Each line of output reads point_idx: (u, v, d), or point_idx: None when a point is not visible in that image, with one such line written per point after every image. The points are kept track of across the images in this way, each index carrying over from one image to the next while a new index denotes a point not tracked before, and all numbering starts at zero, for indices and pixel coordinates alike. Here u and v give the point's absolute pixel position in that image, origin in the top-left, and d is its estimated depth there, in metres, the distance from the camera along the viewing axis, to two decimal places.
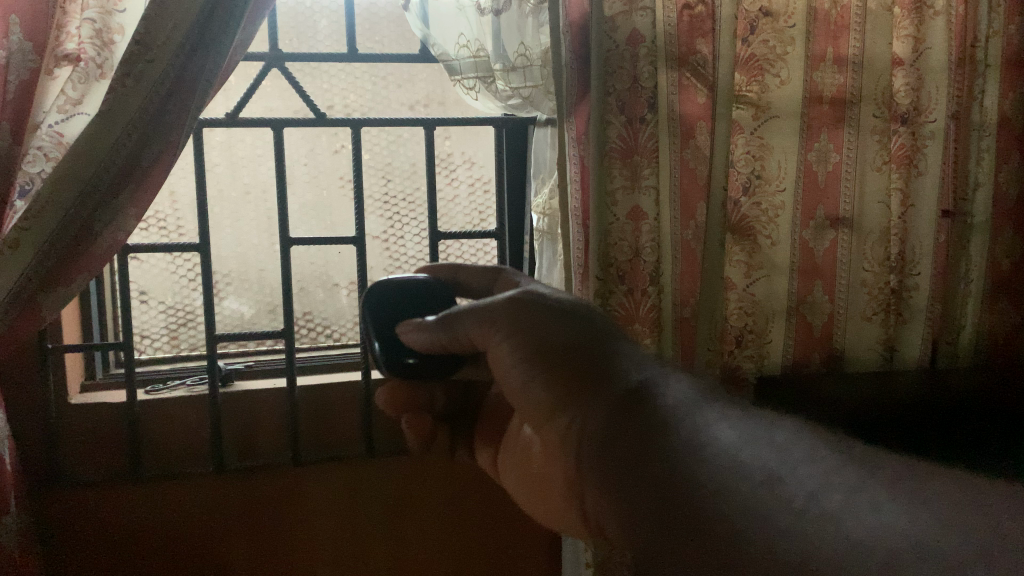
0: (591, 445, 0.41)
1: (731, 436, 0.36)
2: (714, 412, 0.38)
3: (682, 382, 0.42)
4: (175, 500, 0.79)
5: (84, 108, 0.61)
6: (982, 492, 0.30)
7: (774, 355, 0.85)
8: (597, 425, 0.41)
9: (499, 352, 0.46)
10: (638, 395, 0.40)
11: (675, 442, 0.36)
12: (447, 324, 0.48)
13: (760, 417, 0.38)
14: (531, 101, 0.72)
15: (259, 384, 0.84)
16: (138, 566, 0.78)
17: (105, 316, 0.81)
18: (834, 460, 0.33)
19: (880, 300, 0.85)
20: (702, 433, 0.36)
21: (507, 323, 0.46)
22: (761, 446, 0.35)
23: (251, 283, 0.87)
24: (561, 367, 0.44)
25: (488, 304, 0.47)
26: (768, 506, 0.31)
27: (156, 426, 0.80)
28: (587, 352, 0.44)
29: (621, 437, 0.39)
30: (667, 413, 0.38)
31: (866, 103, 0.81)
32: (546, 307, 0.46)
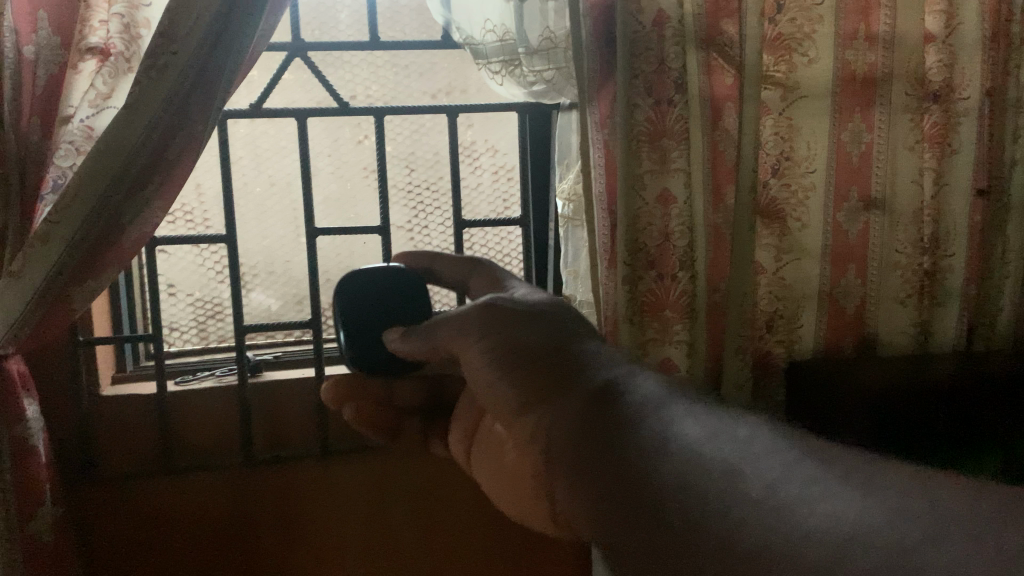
0: (556, 439, 0.41)
1: (696, 431, 0.36)
2: (680, 408, 0.38)
3: (649, 380, 0.42)
4: (207, 491, 0.79)
5: (114, 102, 0.61)
6: (937, 487, 0.30)
7: (805, 340, 0.84)
8: (562, 420, 0.41)
9: (473, 359, 0.46)
10: (607, 393, 0.41)
11: (642, 441, 0.36)
12: (426, 334, 0.49)
13: (724, 413, 0.38)
14: (554, 85, 0.72)
15: (287, 374, 0.84)
16: (171, 557, 0.79)
17: (134, 309, 0.81)
18: (793, 453, 0.33)
19: (913, 282, 0.84)
20: (669, 432, 0.36)
21: (481, 328, 0.46)
22: (723, 443, 0.35)
23: (278, 275, 0.87)
24: (526, 367, 0.44)
25: (463, 312, 0.47)
26: (730, 497, 0.31)
27: (187, 417, 0.80)
28: (552, 354, 0.45)
29: (588, 435, 0.39)
30: (633, 413, 0.38)
31: (898, 81, 0.80)
32: (517, 314, 0.47)
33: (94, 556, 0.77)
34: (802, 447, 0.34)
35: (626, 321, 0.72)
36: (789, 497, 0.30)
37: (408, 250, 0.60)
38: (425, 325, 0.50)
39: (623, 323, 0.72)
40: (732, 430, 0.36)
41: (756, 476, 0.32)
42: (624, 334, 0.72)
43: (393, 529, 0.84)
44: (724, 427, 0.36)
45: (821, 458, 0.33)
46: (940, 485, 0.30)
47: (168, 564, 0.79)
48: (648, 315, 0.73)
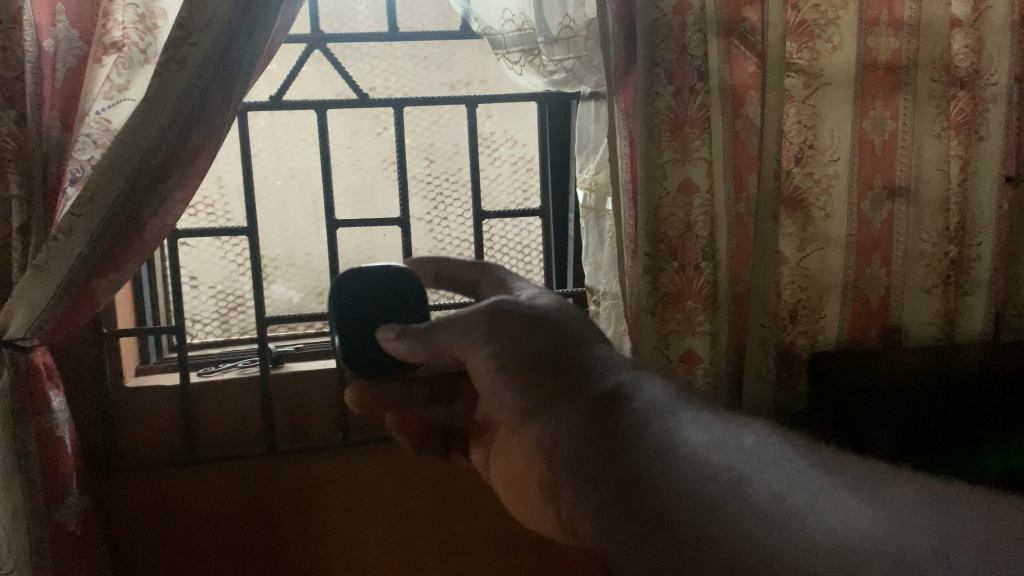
0: (560, 443, 0.42)
1: (702, 437, 0.37)
2: (685, 415, 0.39)
3: (656, 387, 0.43)
4: (230, 481, 0.80)
5: (130, 94, 0.61)
6: (945, 501, 0.30)
7: (829, 331, 0.83)
8: (567, 423, 0.42)
9: (479, 364, 0.47)
10: (611, 397, 0.42)
11: (646, 442, 0.38)
12: (425, 335, 0.49)
13: (730, 420, 0.39)
14: (574, 74, 0.71)
15: (308, 365, 0.84)
16: (195, 547, 0.80)
17: (156, 300, 0.82)
18: (800, 462, 0.34)
19: (939, 271, 0.82)
20: (675, 437, 0.37)
21: (485, 333, 0.46)
22: (727, 451, 0.36)
23: (299, 267, 0.88)
24: (534, 372, 0.45)
25: (464, 315, 0.47)
26: (737, 500, 0.32)
27: (210, 408, 0.81)
28: (558, 359, 0.45)
29: (595, 442, 0.39)
30: (636, 417, 0.40)
31: (924, 67, 0.78)
32: (520, 317, 0.47)
33: (118, 548, 0.78)
34: (809, 458, 0.35)
35: (648, 313, 0.71)
36: (791, 501, 0.31)
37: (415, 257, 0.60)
38: (424, 328, 0.49)
39: (645, 316, 0.71)
40: (737, 438, 0.37)
41: (761, 483, 0.33)
42: (646, 327, 0.71)
43: (415, 523, 0.83)
44: (730, 437, 0.37)
45: (826, 468, 0.33)
46: (945, 500, 0.30)
47: (191, 555, 0.80)
48: (669, 305, 0.72)
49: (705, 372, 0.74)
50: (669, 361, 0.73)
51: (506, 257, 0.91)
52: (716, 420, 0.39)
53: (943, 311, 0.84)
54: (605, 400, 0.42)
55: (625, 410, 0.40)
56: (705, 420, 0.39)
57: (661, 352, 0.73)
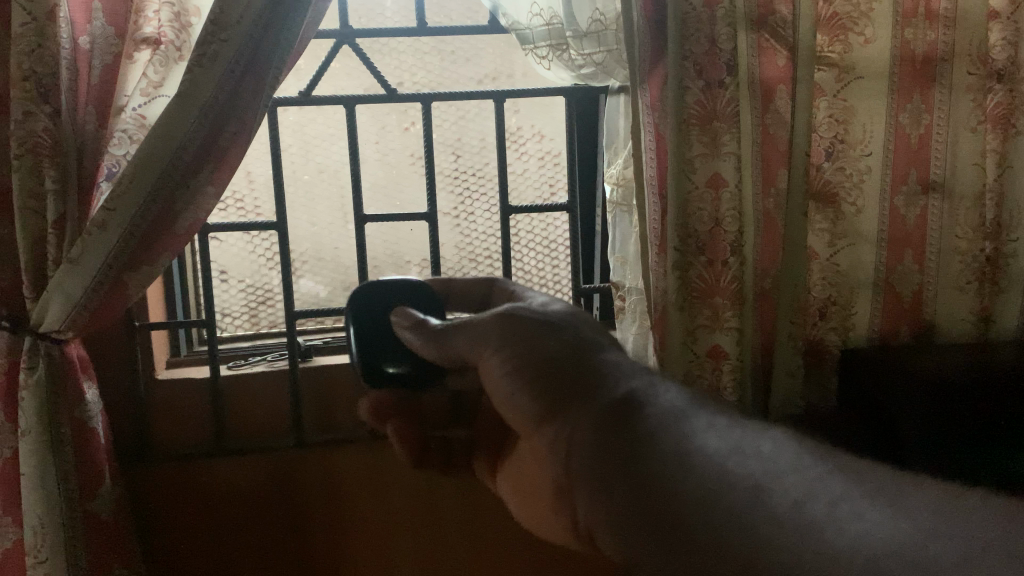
0: (575, 451, 0.41)
1: (717, 444, 0.38)
2: (700, 421, 0.40)
3: (669, 391, 0.43)
4: (258, 473, 0.81)
5: (165, 91, 0.63)
6: (957, 508, 0.32)
7: (859, 328, 0.82)
8: (581, 431, 0.41)
9: (490, 367, 0.46)
10: (627, 405, 0.41)
11: (664, 452, 0.38)
12: (439, 337, 0.49)
13: (744, 426, 0.40)
14: (604, 68, 0.71)
15: (336, 359, 0.85)
16: (225, 537, 0.80)
17: (187, 294, 0.83)
18: (819, 470, 0.36)
19: (973, 268, 0.81)
20: (690, 443, 0.38)
21: (497, 339, 0.46)
22: (747, 457, 0.37)
23: (327, 261, 0.88)
24: (547, 376, 0.44)
25: (478, 322, 0.47)
26: (761, 503, 0.34)
27: (238, 401, 0.82)
28: (572, 362, 0.45)
29: (610, 448, 0.39)
30: (652, 427, 0.39)
31: (959, 60, 0.77)
32: (534, 324, 0.47)
33: (150, 537, 0.79)
34: (825, 468, 0.36)
35: (676, 308, 0.71)
36: (802, 503, 0.33)
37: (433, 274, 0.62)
38: (439, 328, 0.50)
39: (673, 310, 0.71)
40: (756, 442, 0.39)
41: (775, 481, 0.35)
42: (674, 321, 0.71)
43: (446, 513, 0.84)
44: (751, 440, 0.39)
45: (845, 477, 0.35)
46: (958, 511, 0.32)
47: (221, 545, 0.81)
48: (697, 301, 0.72)
49: (731, 369, 0.73)
50: (695, 356, 0.73)
51: (533, 252, 0.91)
52: (739, 426, 0.41)
53: (979, 308, 0.83)
54: (619, 407, 0.41)
55: (640, 416, 0.40)
56: (725, 423, 0.41)
57: (687, 346, 0.72)
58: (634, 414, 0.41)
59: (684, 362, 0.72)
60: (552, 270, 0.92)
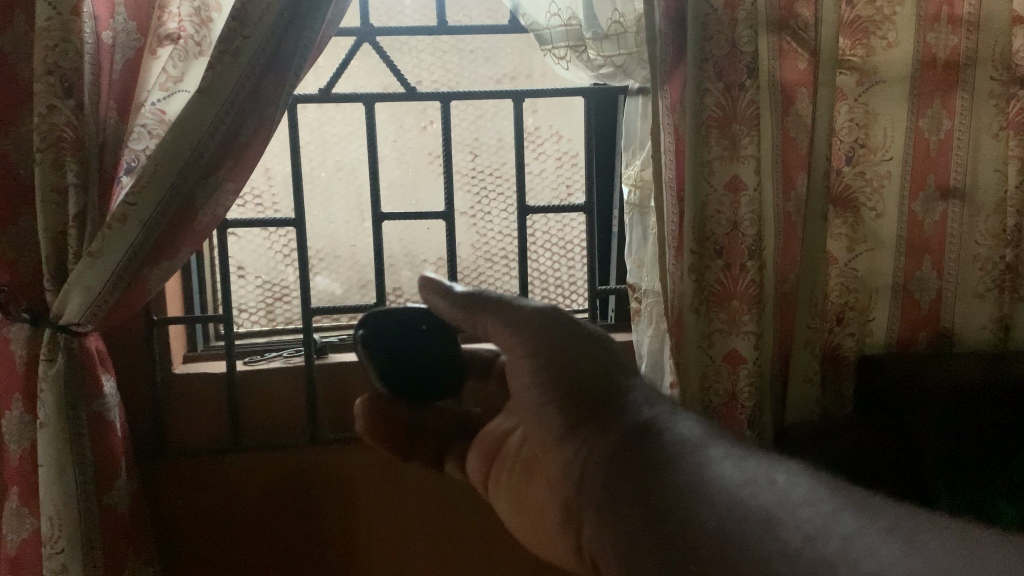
0: (590, 471, 0.41)
1: (733, 473, 0.37)
2: (716, 449, 0.39)
3: (690, 419, 0.43)
4: (272, 469, 0.81)
5: (185, 86, 0.62)
6: (978, 550, 0.31)
7: (877, 334, 0.82)
8: (601, 448, 0.41)
9: (518, 369, 0.46)
10: (647, 429, 0.41)
11: (680, 480, 0.37)
12: (471, 307, 0.49)
13: (760, 456, 0.39)
14: (623, 70, 0.71)
15: (351, 356, 0.85)
16: (239, 532, 0.81)
17: (204, 288, 0.83)
18: (833, 503, 0.35)
19: (994, 275, 0.80)
20: (705, 472, 0.37)
21: (531, 336, 0.46)
22: (762, 486, 0.36)
23: (344, 259, 0.88)
24: (571, 394, 0.44)
25: (516, 312, 0.47)
26: (774, 538, 0.33)
27: (254, 397, 0.82)
28: (599, 381, 0.44)
29: (626, 472, 0.39)
30: (670, 453, 0.39)
31: (983, 65, 0.76)
32: (568, 328, 0.47)
33: (164, 530, 0.80)
34: (842, 498, 0.35)
35: (693, 311, 0.71)
36: (815, 532, 0.33)
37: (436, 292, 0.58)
38: (472, 296, 0.49)
39: (689, 314, 0.71)
40: (773, 466, 0.38)
41: (789, 511, 0.34)
42: (690, 326, 0.71)
43: (459, 513, 0.84)
44: (766, 468, 0.38)
45: (863, 508, 0.34)
46: (978, 551, 0.31)
47: (233, 538, 0.81)
48: (714, 304, 0.72)
49: (748, 374, 0.72)
50: (712, 361, 0.72)
51: (549, 253, 0.91)
52: (756, 454, 0.40)
53: (999, 316, 0.82)
54: (635, 432, 0.41)
55: (655, 443, 0.40)
56: (741, 451, 0.40)
57: (704, 351, 0.72)
58: (649, 441, 0.40)
59: (700, 368, 0.72)
60: (568, 270, 0.92)
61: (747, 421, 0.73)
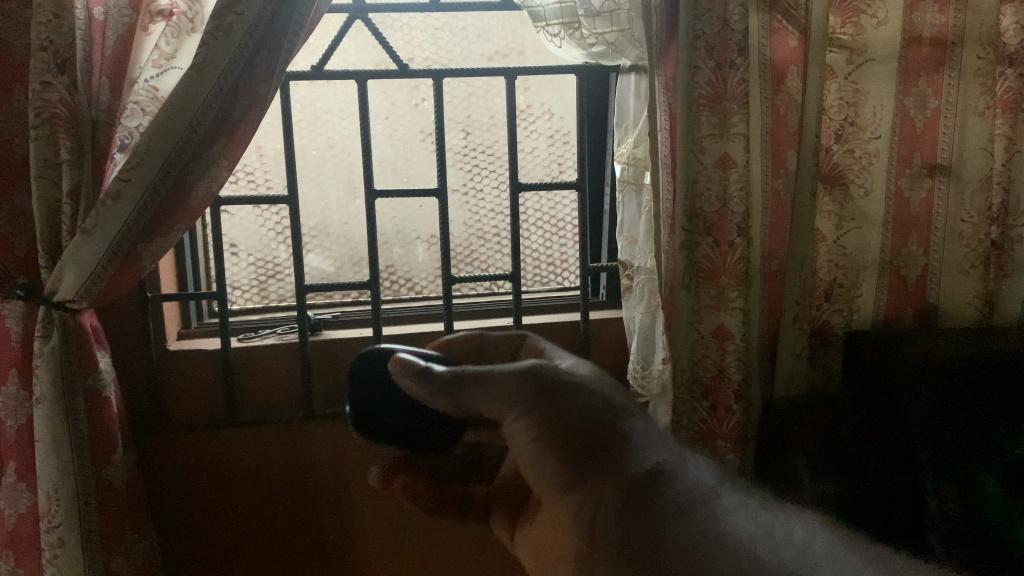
0: (600, 520, 0.45)
1: (750, 528, 0.44)
2: (730, 499, 0.46)
3: (697, 463, 0.49)
4: (266, 444, 0.82)
5: (178, 63, 0.63)
6: None
7: (864, 309, 0.83)
8: (606, 507, 0.45)
9: (515, 429, 0.47)
10: (652, 479, 0.46)
11: (698, 534, 0.43)
12: (451, 386, 0.46)
13: (769, 510, 0.46)
14: (615, 48, 0.71)
15: (346, 333, 0.85)
16: (232, 505, 0.82)
17: (198, 265, 0.83)
18: (852, 563, 0.42)
19: (979, 252, 0.81)
20: (724, 522, 0.44)
21: (524, 396, 0.46)
22: (780, 546, 0.43)
23: (336, 236, 0.89)
24: (570, 443, 0.46)
25: (502, 377, 0.46)
26: None
27: (249, 373, 0.83)
28: (600, 429, 0.47)
29: (639, 523, 0.44)
30: (683, 502, 0.45)
31: (969, 44, 0.77)
32: (559, 382, 0.47)
33: (161, 502, 0.81)
34: (857, 557, 0.42)
35: (682, 287, 0.72)
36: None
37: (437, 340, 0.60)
38: (447, 376, 0.47)
39: (680, 290, 0.72)
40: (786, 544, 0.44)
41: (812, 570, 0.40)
42: (681, 302, 0.73)
43: None
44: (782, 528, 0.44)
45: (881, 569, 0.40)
46: None
47: (223, 513, 0.82)
48: (704, 281, 0.73)
49: (735, 349, 0.73)
50: (700, 335, 0.74)
51: (541, 231, 0.92)
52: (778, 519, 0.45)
53: (984, 292, 0.83)
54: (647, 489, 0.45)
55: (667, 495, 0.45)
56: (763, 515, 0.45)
57: (692, 326, 0.74)
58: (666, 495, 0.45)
59: (688, 343, 0.74)
60: (560, 248, 0.93)
61: (733, 396, 0.74)
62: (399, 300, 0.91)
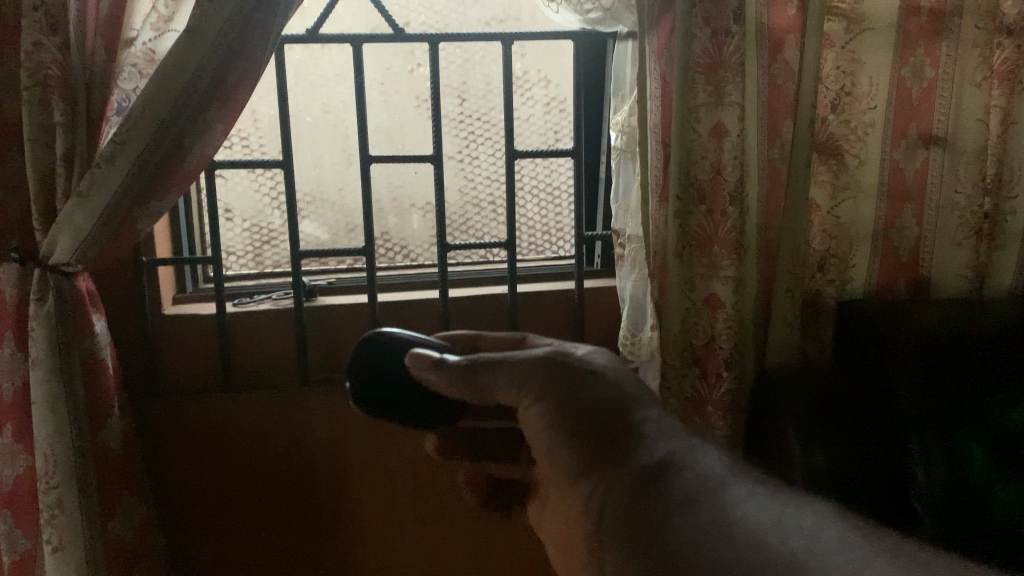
0: (610, 508, 0.47)
1: (758, 515, 0.42)
2: (740, 489, 0.45)
3: (709, 454, 0.48)
4: (258, 409, 0.82)
5: (175, 26, 0.61)
6: None
7: (858, 280, 0.83)
8: (616, 494, 0.47)
9: (532, 414, 0.51)
10: (661, 468, 0.47)
11: (699, 523, 0.42)
12: (470, 371, 0.51)
13: (784, 497, 0.44)
14: (611, 14, 0.71)
15: (341, 299, 0.85)
16: (228, 469, 0.83)
17: (193, 230, 0.83)
18: (867, 550, 0.39)
19: (972, 223, 0.82)
20: (731, 511, 0.43)
21: (541, 381, 0.50)
22: (790, 532, 0.41)
23: (331, 202, 0.88)
24: (586, 433, 0.50)
25: (521, 362, 0.51)
26: None
27: (244, 338, 0.82)
28: (614, 419, 0.50)
29: (643, 509, 0.45)
30: (689, 492, 0.45)
31: (969, 14, 0.77)
32: (575, 368, 0.52)
33: (157, 466, 0.81)
34: (868, 545, 0.39)
35: (675, 255, 0.72)
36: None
37: (450, 331, 0.64)
38: (467, 363, 0.51)
39: (672, 259, 0.72)
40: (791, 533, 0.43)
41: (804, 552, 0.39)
42: (673, 271, 0.73)
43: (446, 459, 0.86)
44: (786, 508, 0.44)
45: (886, 552, 0.39)
46: None
47: (219, 477, 0.82)
48: (697, 249, 0.73)
49: (727, 316, 0.74)
50: (693, 303, 0.74)
51: (537, 198, 0.92)
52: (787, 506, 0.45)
53: (976, 263, 0.83)
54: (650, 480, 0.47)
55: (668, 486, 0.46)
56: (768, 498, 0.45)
57: (686, 294, 0.73)
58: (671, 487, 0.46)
59: (681, 312, 0.74)
60: (555, 215, 0.93)
61: (724, 363, 0.75)
62: (394, 267, 0.91)
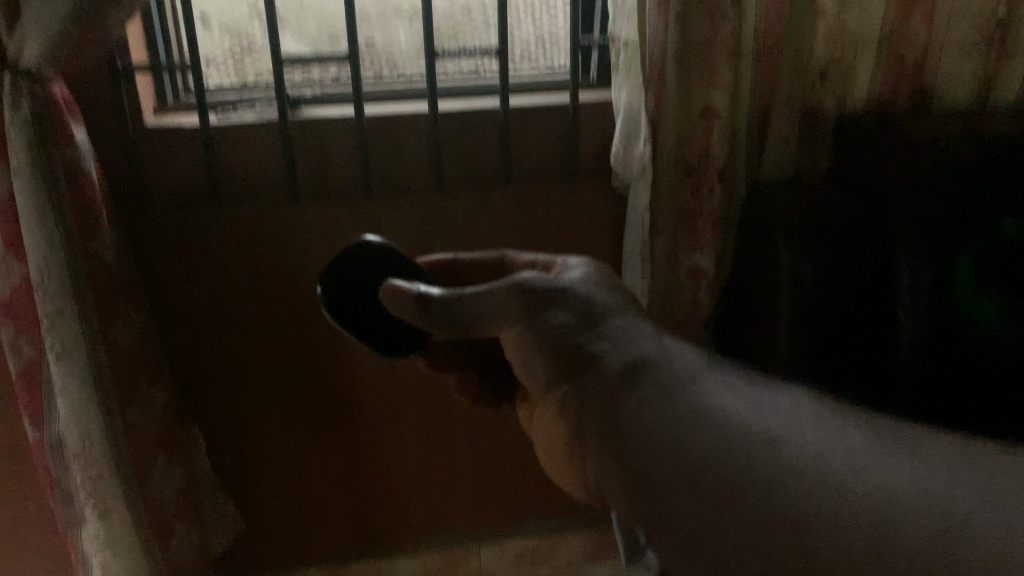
0: (581, 415, 0.46)
1: (727, 404, 0.44)
2: (707, 378, 0.47)
3: (687, 353, 0.49)
4: (238, 209, 0.83)
5: None
6: (979, 461, 0.39)
7: (860, 91, 0.81)
8: (591, 409, 0.46)
9: (511, 336, 0.49)
10: (631, 372, 0.46)
11: (668, 413, 0.44)
12: (446, 309, 0.49)
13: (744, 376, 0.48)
14: None
15: (328, 112, 0.83)
16: (218, 263, 0.85)
17: (169, 35, 0.80)
18: (858, 441, 0.41)
19: (982, 29, 0.78)
20: (696, 393, 0.45)
21: (518, 312, 0.48)
22: (757, 407, 0.44)
23: (313, 9, 0.84)
24: (556, 352, 0.47)
25: (496, 293, 0.48)
26: (789, 494, 0.39)
27: (229, 152, 0.80)
28: (585, 339, 0.47)
29: (614, 411, 0.45)
30: (657, 385, 0.46)
31: None
32: (552, 293, 0.48)
33: (148, 260, 0.83)
34: (845, 430, 0.42)
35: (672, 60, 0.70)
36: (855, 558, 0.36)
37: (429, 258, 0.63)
38: (439, 295, 0.49)
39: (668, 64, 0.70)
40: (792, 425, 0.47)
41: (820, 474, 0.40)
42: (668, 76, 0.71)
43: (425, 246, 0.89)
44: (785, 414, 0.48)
45: (857, 424, 0.43)
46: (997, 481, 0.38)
47: (209, 269, 0.85)
48: (694, 56, 0.70)
49: (722, 125, 0.72)
50: (687, 112, 0.72)
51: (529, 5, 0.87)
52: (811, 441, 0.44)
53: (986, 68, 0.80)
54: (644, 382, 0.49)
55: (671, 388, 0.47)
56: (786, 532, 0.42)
57: (681, 102, 0.72)
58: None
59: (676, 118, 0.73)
60: (549, 23, 0.89)
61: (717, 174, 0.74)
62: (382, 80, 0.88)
